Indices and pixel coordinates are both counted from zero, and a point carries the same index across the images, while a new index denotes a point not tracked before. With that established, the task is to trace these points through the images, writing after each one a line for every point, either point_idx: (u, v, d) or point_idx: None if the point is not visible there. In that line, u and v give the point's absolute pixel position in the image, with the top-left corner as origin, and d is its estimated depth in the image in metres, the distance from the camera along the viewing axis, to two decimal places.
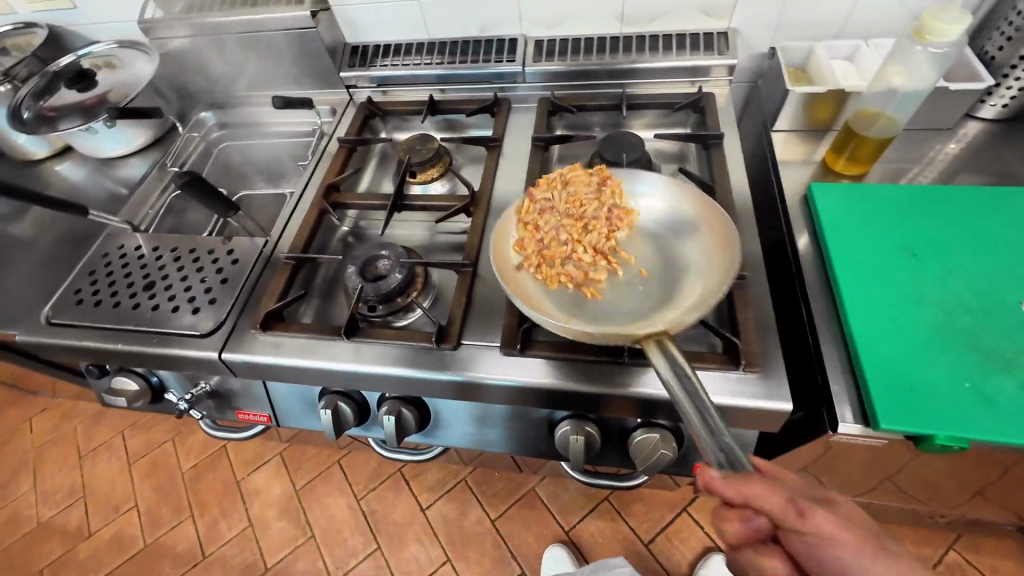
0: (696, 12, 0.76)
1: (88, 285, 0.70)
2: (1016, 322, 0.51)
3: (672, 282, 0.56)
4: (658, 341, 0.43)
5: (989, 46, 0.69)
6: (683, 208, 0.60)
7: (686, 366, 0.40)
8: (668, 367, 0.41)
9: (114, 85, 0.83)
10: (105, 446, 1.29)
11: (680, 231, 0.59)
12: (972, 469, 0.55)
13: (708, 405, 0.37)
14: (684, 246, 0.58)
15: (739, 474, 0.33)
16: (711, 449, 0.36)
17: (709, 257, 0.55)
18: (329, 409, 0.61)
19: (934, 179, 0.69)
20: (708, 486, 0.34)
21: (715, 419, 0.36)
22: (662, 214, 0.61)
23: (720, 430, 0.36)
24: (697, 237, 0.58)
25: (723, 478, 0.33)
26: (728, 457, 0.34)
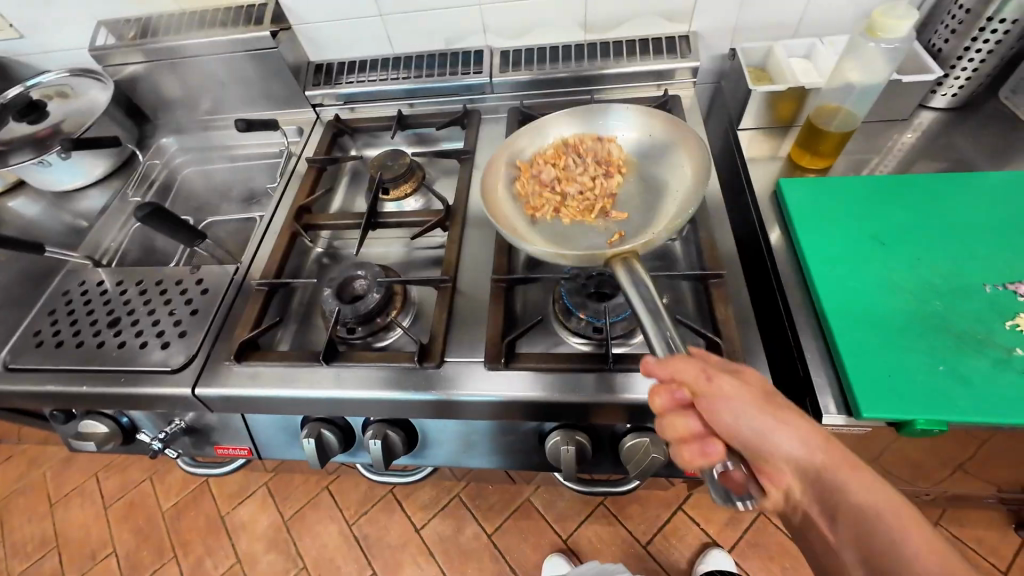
0: (656, 18, 0.78)
1: (48, 326, 0.66)
2: (982, 303, 0.53)
3: (658, 195, 0.61)
4: (624, 259, 0.47)
5: (935, 39, 0.72)
6: (655, 135, 0.65)
7: (648, 283, 0.45)
8: (635, 286, 0.45)
9: (67, 114, 0.80)
10: (78, 491, 1.23)
11: (654, 154, 0.64)
12: (951, 448, 0.56)
13: (659, 309, 0.42)
14: (658, 169, 0.63)
15: (674, 357, 0.38)
16: (657, 343, 0.41)
17: (682, 175, 0.60)
18: (312, 437, 0.59)
19: (894, 169, 0.71)
20: (646, 373, 0.39)
21: (664, 320, 0.42)
22: (633, 139, 0.66)
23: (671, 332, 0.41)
24: (669, 161, 0.63)
25: (657, 362, 0.38)
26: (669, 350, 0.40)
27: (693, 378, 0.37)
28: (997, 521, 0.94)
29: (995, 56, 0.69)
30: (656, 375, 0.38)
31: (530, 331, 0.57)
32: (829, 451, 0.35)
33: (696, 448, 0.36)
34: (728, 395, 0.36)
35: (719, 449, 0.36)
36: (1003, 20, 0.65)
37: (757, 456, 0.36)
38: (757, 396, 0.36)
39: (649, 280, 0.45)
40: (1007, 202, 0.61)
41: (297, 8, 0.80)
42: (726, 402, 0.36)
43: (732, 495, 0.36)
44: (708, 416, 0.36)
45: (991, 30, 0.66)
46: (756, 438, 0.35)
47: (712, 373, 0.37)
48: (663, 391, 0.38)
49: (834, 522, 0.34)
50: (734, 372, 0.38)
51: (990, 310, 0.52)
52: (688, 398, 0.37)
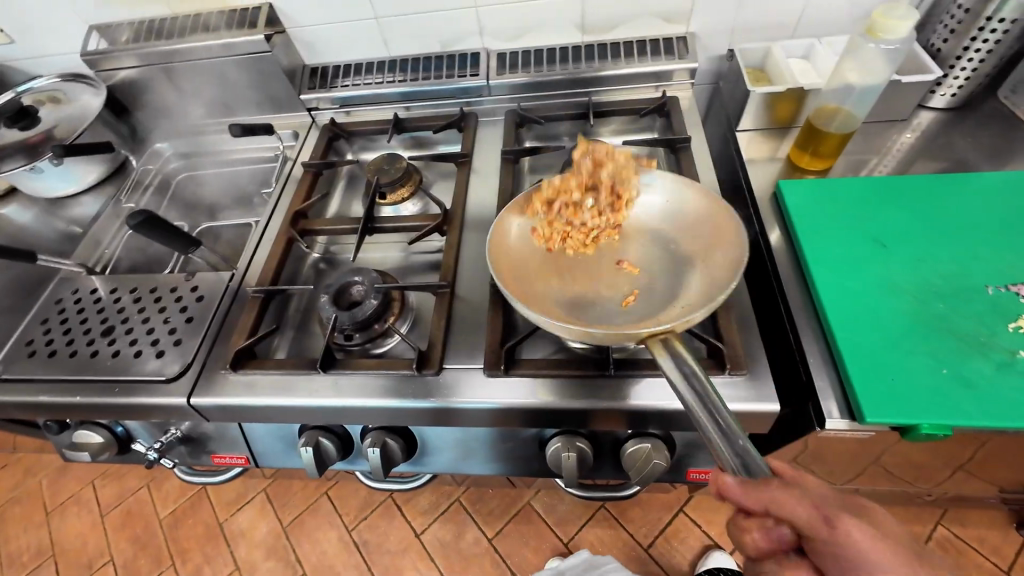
0: (654, 19, 0.77)
1: (41, 335, 0.65)
2: (984, 305, 0.53)
3: (686, 273, 0.56)
4: (664, 340, 0.43)
5: (934, 39, 0.72)
6: (687, 203, 0.59)
7: (693, 363, 0.40)
8: (677, 372, 0.40)
9: (60, 120, 0.79)
10: (74, 499, 1.22)
11: (686, 223, 0.59)
12: (954, 450, 0.56)
13: (721, 407, 0.37)
14: (691, 241, 0.58)
15: (756, 481, 0.35)
16: (729, 453, 0.36)
17: (712, 251, 0.55)
18: (310, 446, 0.58)
19: (893, 169, 0.71)
20: (725, 492, 0.36)
21: (724, 414, 0.37)
22: (665, 209, 0.61)
23: (744, 437, 0.36)
24: (701, 231, 0.57)
25: (739, 487, 0.35)
26: (745, 462, 0.35)
27: (808, 525, 0.34)
28: (998, 521, 0.94)
29: (994, 55, 0.69)
30: (750, 507, 0.35)
31: (530, 336, 0.57)
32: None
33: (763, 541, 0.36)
34: (856, 550, 0.33)
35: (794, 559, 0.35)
36: (1002, 20, 0.65)
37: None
38: (891, 548, 0.34)
39: (703, 372, 0.40)
40: (1007, 203, 0.60)
41: (291, 11, 0.79)
42: (854, 561, 0.33)
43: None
44: (829, 569, 0.34)
45: (990, 29, 0.66)
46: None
47: (834, 516, 0.34)
48: (760, 529, 0.36)
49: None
50: (859, 511, 0.35)
51: (991, 312, 0.52)
52: (793, 537, 0.36)
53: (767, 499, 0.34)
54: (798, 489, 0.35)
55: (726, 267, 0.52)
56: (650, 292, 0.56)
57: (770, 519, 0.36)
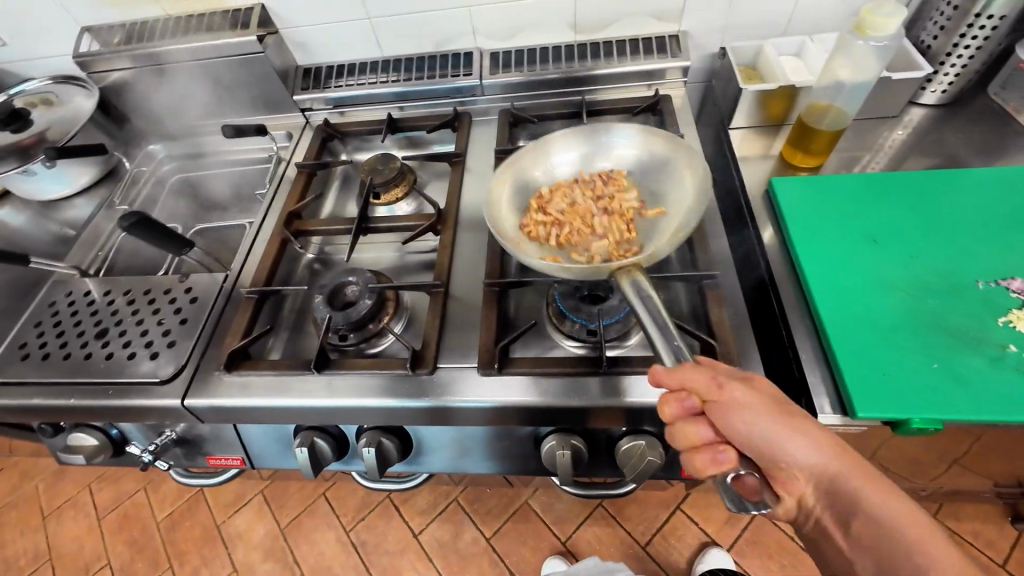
0: (647, 17, 0.77)
1: (34, 338, 0.65)
2: (975, 300, 0.53)
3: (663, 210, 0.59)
4: (625, 271, 0.46)
5: (924, 35, 0.72)
6: (657, 153, 0.64)
7: (648, 287, 0.45)
8: (636, 294, 0.45)
9: (53, 122, 0.79)
10: (71, 503, 1.22)
11: (658, 170, 0.63)
12: (946, 444, 0.56)
13: (661, 315, 0.43)
14: (664, 188, 0.62)
15: (682, 366, 0.39)
16: (663, 350, 0.41)
17: (685, 191, 0.59)
18: (304, 446, 0.58)
19: (885, 165, 0.71)
20: (655, 379, 0.40)
21: (669, 327, 0.42)
22: (638, 159, 0.65)
23: (674, 335, 0.41)
24: (671, 178, 0.62)
25: (664, 369, 0.39)
26: (675, 355, 0.41)
27: (705, 389, 0.38)
28: (993, 515, 0.94)
29: (983, 52, 0.70)
30: (668, 385, 0.39)
31: (524, 336, 0.57)
32: (840, 456, 0.37)
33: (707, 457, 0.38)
34: (742, 405, 0.37)
35: (729, 458, 0.37)
36: (991, 16, 0.65)
37: (768, 462, 0.38)
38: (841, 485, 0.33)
39: (654, 293, 0.45)
40: (997, 198, 0.61)
41: (284, 12, 0.79)
42: (738, 413, 0.37)
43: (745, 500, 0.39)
44: (721, 425, 0.38)
45: (979, 26, 0.67)
46: (770, 444, 0.37)
47: (724, 381, 0.38)
48: (675, 402, 0.40)
49: (842, 518, 0.37)
50: (746, 381, 0.40)
51: (983, 307, 0.52)
52: (698, 405, 0.39)
53: (681, 376, 0.39)
54: (702, 366, 0.40)
55: (694, 208, 0.56)
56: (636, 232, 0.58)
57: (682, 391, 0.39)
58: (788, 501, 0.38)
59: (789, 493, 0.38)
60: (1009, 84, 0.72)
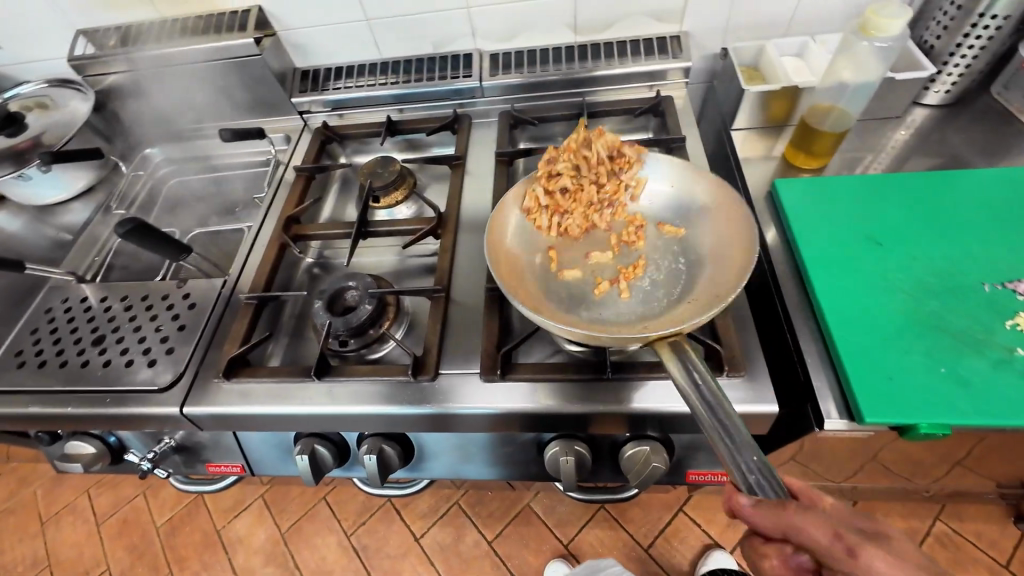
0: (647, 18, 0.77)
1: (31, 345, 0.64)
2: (979, 302, 0.53)
3: (697, 262, 0.56)
4: (671, 344, 0.43)
5: (926, 35, 0.72)
6: (692, 194, 0.61)
7: (703, 370, 0.41)
8: (688, 375, 0.41)
9: (48, 126, 0.77)
10: (70, 508, 1.21)
11: (691, 214, 0.60)
12: (951, 447, 0.56)
13: (734, 418, 0.38)
14: (696, 234, 0.59)
15: (767, 499, 0.35)
16: (739, 474, 0.37)
17: (723, 242, 0.56)
18: (305, 454, 0.57)
19: (888, 166, 0.70)
20: (738, 510, 0.37)
21: (738, 428, 0.37)
22: (671, 198, 0.62)
23: (761, 459, 0.36)
24: (704, 223, 0.59)
25: (757, 508, 0.36)
26: (755, 481, 0.36)
27: (829, 551, 0.33)
28: (996, 515, 0.94)
29: (986, 52, 0.69)
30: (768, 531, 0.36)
31: (526, 340, 0.57)
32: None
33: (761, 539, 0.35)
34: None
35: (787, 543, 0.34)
36: (995, 16, 0.65)
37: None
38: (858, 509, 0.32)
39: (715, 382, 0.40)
40: (1002, 199, 0.60)
41: (281, 14, 0.79)
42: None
43: None
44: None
45: (983, 26, 0.66)
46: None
47: (856, 545, 0.32)
48: None
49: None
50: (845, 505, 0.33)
51: (988, 309, 0.52)
52: (813, 563, 0.36)
53: (786, 525, 0.34)
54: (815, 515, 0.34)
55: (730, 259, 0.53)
56: (653, 269, 0.58)
57: (788, 546, 0.37)
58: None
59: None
60: (1012, 84, 0.72)
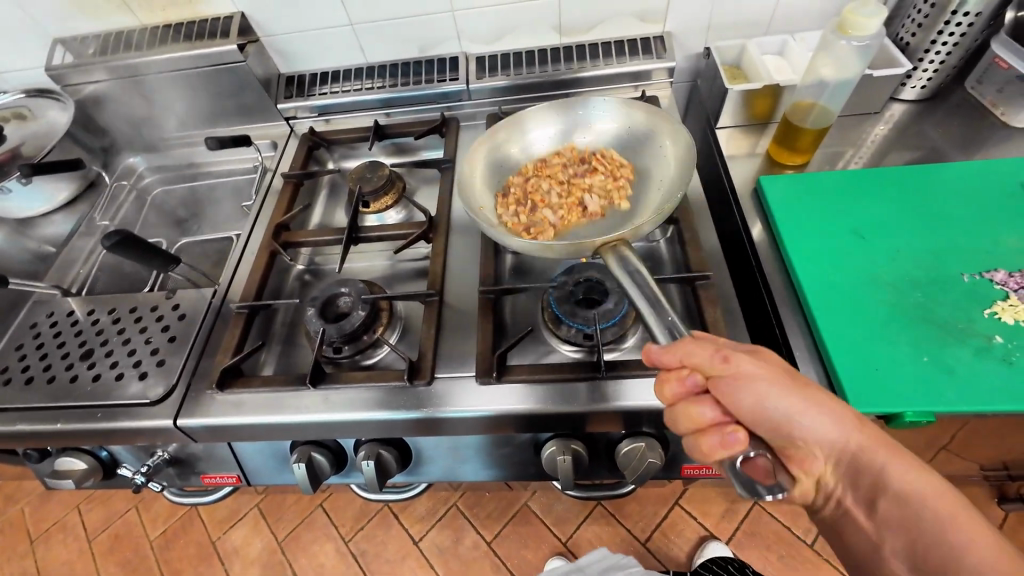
0: (632, 19, 0.77)
1: (16, 361, 0.63)
2: (960, 292, 0.54)
3: (648, 180, 0.62)
4: (614, 249, 0.48)
5: (902, 32, 0.74)
6: (634, 121, 0.67)
7: (637, 264, 0.46)
8: (624, 267, 0.47)
9: (26, 138, 0.76)
10: (60, 525, 1.19)
11: (639, 143, 0.66)
12: (934, 434, 0.57)
13: (652, 291, 0.44)
14: (645, 157, 0.65)
15: (682, 342, 0.39)
16: (657, 330, 0.42)
17: (667, 166, 0.61)
18: (302, 462, 0.57)
19: (867, 160, 0.72)
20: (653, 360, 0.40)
21: (662, 304, 0.43)
22: (618, 134, 0.67)
23: (665, 310, 0.42)
24: (650, 148, 0.64)
25: (660, 349, 0.39)
26: (672, 333, 0.41)
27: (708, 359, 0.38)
28: (982, 498, 0.96)
29: (960, 48, 0.72)
30: (670, 364, 0.39)
31: (520, 343, 0.57)
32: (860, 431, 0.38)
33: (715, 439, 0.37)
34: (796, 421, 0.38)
35: (740, 438, 0.36)
36: (967, 13, 0.67)
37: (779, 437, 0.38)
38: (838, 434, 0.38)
39: (641, 266, 0.46)
40: (978, 192, 0.62)
41: (265, 21, 0.78)
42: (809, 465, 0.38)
43: (756, 484, 0.35)
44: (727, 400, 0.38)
45: (955, 23, 0.68)
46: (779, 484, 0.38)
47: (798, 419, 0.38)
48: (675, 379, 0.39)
49: (869, 504, 0.38)
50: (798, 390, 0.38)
51: (969, 299, 0.54)
52: (701, 383, 0.39)
53: None
54: (707, 341, 0.39)
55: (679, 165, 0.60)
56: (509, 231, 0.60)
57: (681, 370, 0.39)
58: (802, 477, 0.39)
59: (804, 473, 0.39)
60: (985, 79, 0.74)
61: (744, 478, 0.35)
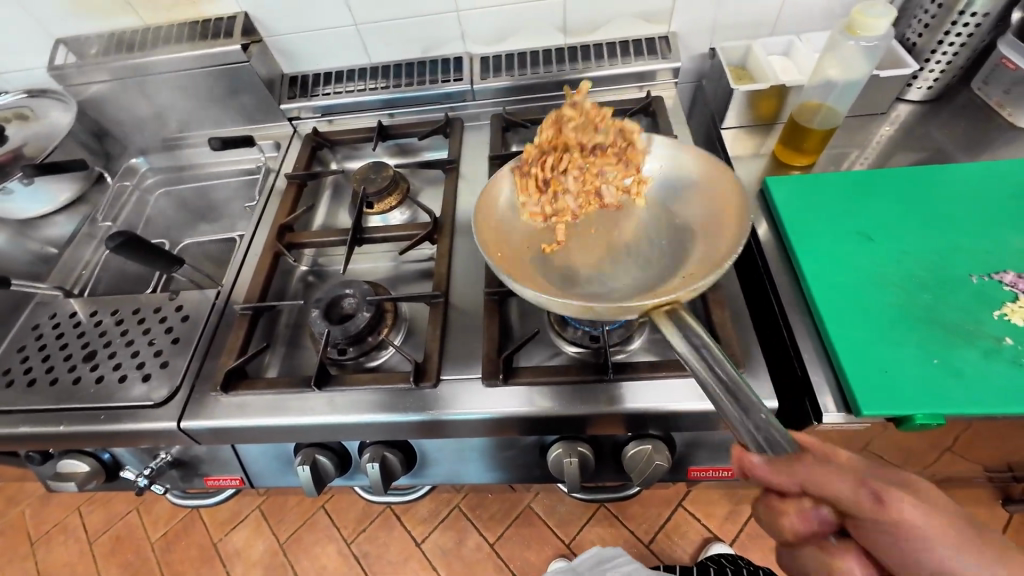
0: (637, 19, 0.77)
1: (18, 362, 0.63)
2: (968, 293, 0.54)
3: (695, 232, 0.55)
4: (674, 315, 0.42)
5: (909, 33, 0.74)
6: (684, 169, 0.59)
7: (704, 337, 0.39)
8: (685, 339, 0.40)
9: (28, 138, 0.76)
10: (61, 526, 1.18)
11: (685, 192, 0.59)
12: (941, 436, 0.57)
13: (731, 373, 0.36)
14: (690, 204, 0.58)
15: (782, 459, 0.32)
16: (747, 432, 0.34)
17: (717, 215, 0.55)
18: (306, 464, 0.57)
19: (873, 161, 0.72)
20: (751, 472, 0.34)
21: (745, 391, 0.35)
22: (662, 178, 0.60)
23: (760, 409, 0.34)
24: (698, 194, 0.57)
25: (766, 466, 0.33)
26: (767, 438, 0.33)
27: (851, 499, 0.32)
28: (986, 499, 0.96)
29: (966, 49, 0.71)
30: (782, 487, 0.33)
31: (526, 345, 0.57)
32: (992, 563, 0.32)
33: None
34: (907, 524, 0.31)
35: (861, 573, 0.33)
36: (974, 13, 0.67)
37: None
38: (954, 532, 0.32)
39: (707, 337, 0.39)
40: (985, 193, 0.62)
41: (269, 21, 0.78)
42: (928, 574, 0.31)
43: None
44: (858, 532, 0.32)
45: (962, 24, 0.68)
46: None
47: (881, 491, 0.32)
48: (794, 510, 0.34)
49: None
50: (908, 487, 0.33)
51: (976, 300, 0.53)
52: (823, 513, 0.34)
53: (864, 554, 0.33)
54: (834, 464, 0.32)
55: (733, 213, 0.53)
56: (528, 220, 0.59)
57: (806, 502, 0.33)
58: None
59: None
60: (991, 79, 0.74)
61: None
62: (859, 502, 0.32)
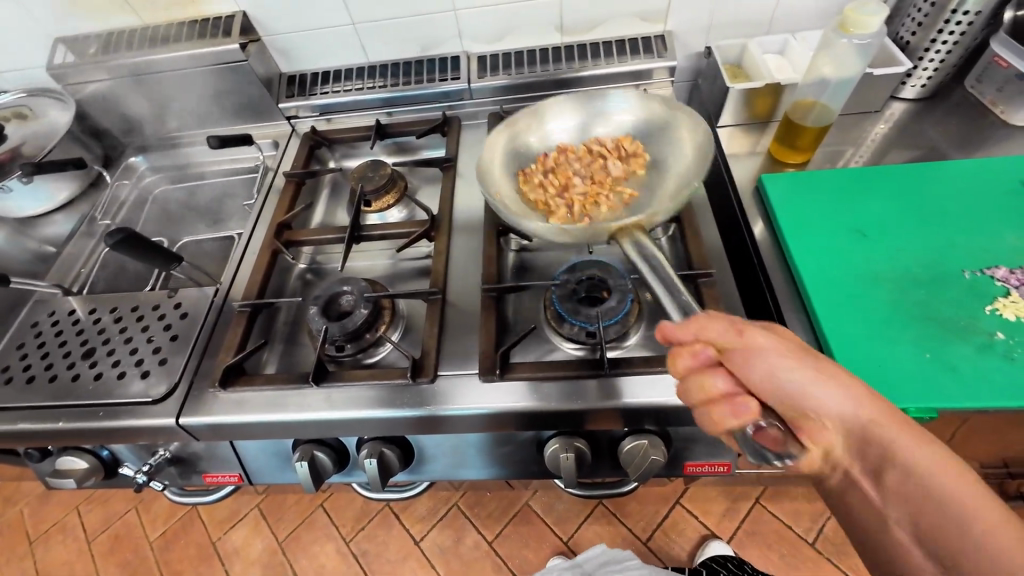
0: (633, 18, 0.78)
1: (17, 360, 0.63)
2: (961, 289, 0.55)
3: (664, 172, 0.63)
4: (629, 233, 0.48)
5: (902, 32, 0.74)
6: (654, 117, 0.67)
7: (655, 252, 0.46)
8: (637, 251, 0.47)
9: (26, 137, 0.76)
10: (59, 526, 1.18)
11: (655, 135, 0.67)
12: (935, 433, 0.57)
13: (667, 274, 0.44)
14: (661, 147, 0.66)
15: (697, 319, 0.38)
16: (672, 309, 0.42)
17: (683, 156, 0.63)
18: (304, 460, 0.57)
19: (867, 159, 0.72)
20: (671, 339, 0.38)
21: (677, 286, 0.43)
22: (635, 125, 0.68)
23: (683, 294, 0.42)
24: (668, 138, 0.66)
25: (678, 327, 0.37)
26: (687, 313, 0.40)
27: (726, 337, 0.37)
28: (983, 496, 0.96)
29: (960, 47, 0.72)
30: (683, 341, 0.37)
31: (523, 341, 0.57)
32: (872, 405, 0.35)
33: (727, 408, 0.35)
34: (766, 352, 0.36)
35: (751, 408, 0.35)
36: (967, 12, 0.67)
37: (794, 412, 0.35)
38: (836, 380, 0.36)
39: (653, 250, 0.47)
40: (976, 189, 0.63)
41: (267, 20, 0.78)
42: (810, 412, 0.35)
43: (767, 452, 0.35)
44: (740, 373, 0.36)
45: (955, 22, 0.69)
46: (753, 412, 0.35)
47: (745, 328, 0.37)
48: (688, 353, 0.38)
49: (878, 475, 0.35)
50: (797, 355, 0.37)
51: (969, 295, 0.54)
52: (713, 356, 0.37)
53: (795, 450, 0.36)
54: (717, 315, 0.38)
55: (696, 157, 0.61)
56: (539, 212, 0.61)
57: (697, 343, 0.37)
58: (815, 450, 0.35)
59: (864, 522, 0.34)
60: (985, 77, 0.74)
61: (758, 450, 0.35)
62: (728, 336, 0.37)
